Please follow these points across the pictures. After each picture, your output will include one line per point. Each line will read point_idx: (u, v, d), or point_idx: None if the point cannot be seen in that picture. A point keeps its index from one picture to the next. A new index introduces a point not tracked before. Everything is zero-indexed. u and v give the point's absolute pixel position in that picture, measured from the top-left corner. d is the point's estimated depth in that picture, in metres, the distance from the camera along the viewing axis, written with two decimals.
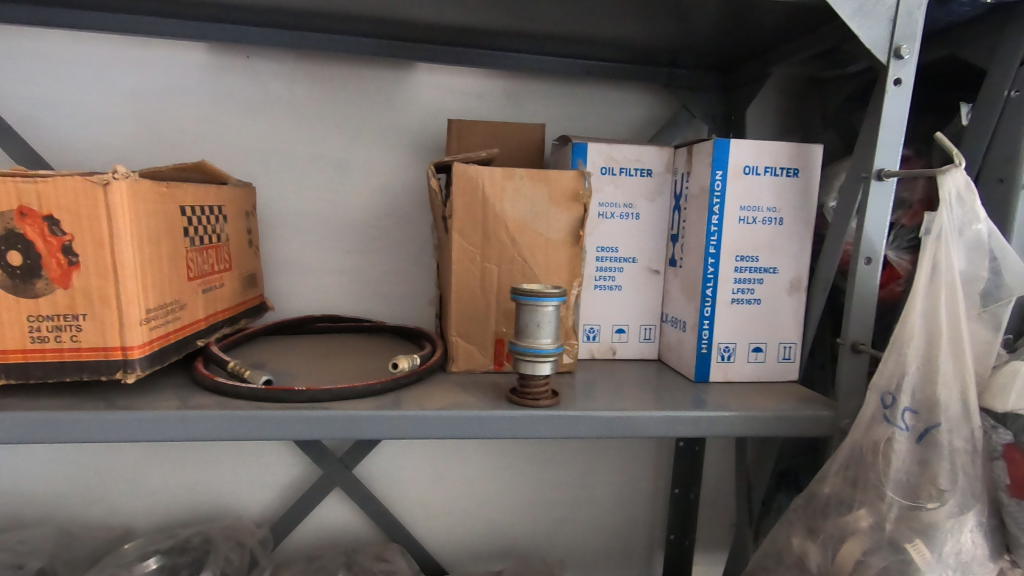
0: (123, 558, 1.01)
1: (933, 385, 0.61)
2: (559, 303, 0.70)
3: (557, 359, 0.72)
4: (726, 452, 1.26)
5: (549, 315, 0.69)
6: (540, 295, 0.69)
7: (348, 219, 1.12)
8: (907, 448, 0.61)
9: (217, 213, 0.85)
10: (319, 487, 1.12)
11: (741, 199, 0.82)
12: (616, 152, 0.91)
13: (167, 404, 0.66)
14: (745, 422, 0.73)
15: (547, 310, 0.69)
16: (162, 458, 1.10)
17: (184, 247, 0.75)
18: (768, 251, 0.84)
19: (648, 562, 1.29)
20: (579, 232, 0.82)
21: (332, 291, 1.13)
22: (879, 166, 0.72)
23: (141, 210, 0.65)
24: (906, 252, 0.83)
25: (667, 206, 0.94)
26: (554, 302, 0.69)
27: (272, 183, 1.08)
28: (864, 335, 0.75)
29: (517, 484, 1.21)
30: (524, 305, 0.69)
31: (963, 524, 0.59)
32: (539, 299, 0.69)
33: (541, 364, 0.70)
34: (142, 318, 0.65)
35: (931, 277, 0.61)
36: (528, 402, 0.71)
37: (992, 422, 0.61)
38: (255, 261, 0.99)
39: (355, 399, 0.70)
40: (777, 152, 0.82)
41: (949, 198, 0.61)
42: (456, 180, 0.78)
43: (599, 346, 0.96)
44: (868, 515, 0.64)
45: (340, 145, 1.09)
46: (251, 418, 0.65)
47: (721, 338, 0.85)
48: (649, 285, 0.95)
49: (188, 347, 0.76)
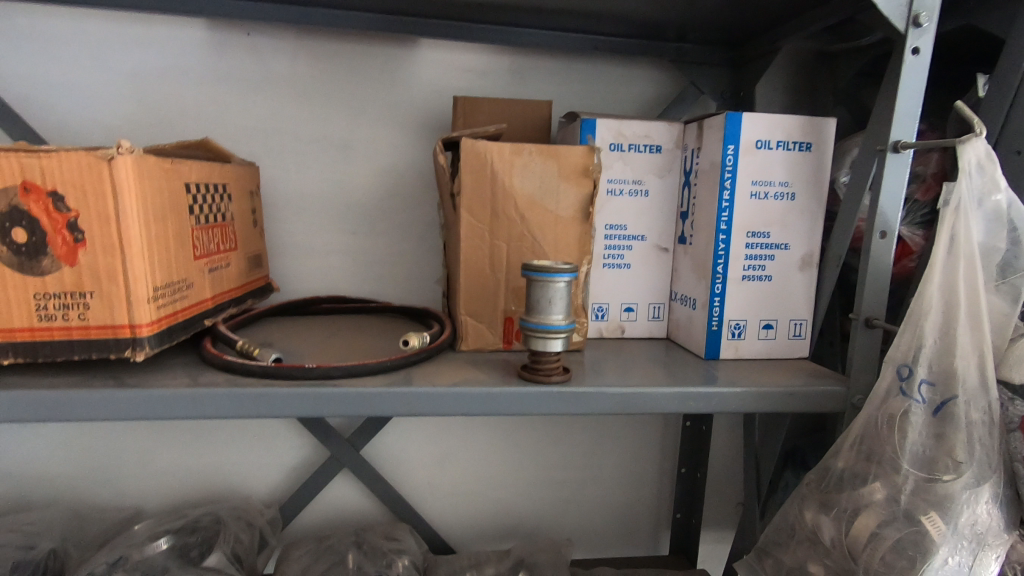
0: (134, 538, 0.99)
1: (951, 357, 0.60)
2: (571, 278, 0.69)
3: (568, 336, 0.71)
4: (732, 431, 1.26)
5: (560, 290, 0.69)
6: (550, 270, 0.68)
7: (353, 200, 1.10)
8: (923, 422, 0.61)
9: (222, 191, 0.84)
10: (327, 468, 1.12)
11: (753, 173, 0.81)
12: (625, 128, 0.90)
13: (176, 382, 0.65)
14: (757, 398, 0.73)
15: (558, 286, 0.69)
16: (170, 439, 1.10)
17: (190, 226, 0.74)
18: (779, 227, 0.83)
19: (655, 540, 1.30)
20: (588, 209, 0.81)
21: (338, 272, 1.12)
22: (895, 138, 0.71)
23: (146, 186, 0.64)
24: (919, 228, 0.83)
25: (676, 183, 0.93)
26: (564, 278, 0.69)
27: (275, 163, 1.07)
28: (878, 310, 0.74)
29: (524, 464, 1.22)
30: (535, 281, 0.69)
31: (979, 496, 0.58)
32: (550, 274, 0.68)
33: (552, 340, 0.69)
34: (149, 296, 0.64)
35: (949, 249, 0.60)
36: (539, 379, 0.71)
37: (1009, 395, 0.60)
38: (260, 241, 0.98)
39: (365, 377, 0.70)
40: (790, 125, 0.81)
41: (969, 168, 0.60)
42: (465, 155, 0.77)
43: (609, 325, 0.95)
44: (882, 488, 0.63)
45: (345, 125, 1.08)
46: (262, 396, 0.65)
47: (732, 315, 0.85)
48: (658, 263, 0.94)
49: (196, 327, 0.75)
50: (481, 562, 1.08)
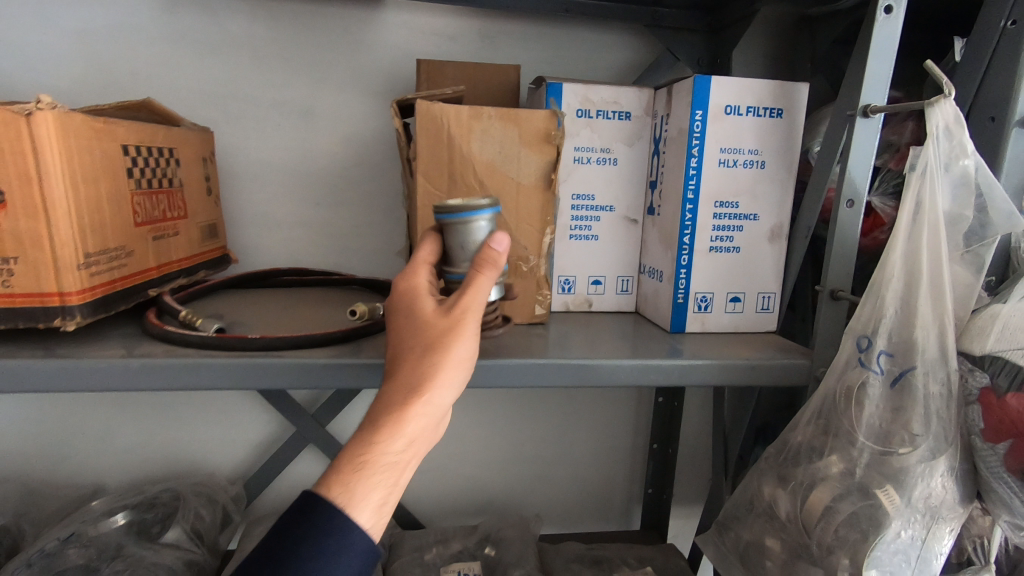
0: (90, 513, 0.97)
1: (911, 327, 0.59)
2: (491, 214, 0.61)
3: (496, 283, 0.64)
4: (705, 408, 1.25)
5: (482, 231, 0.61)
6: (467, 211, 0.60)
7: (315, 170, 1.06)
8: (881, 393, 0.60)
9: (168, 155, 0.80)
10: (292, 444, 1.10)
11: (721, 140, 0.78)
12: (592, 93, 0.86)
13: (110, 352, 0.62)
14: (720, 372, 0.71)
15: (479, 226, 0.60)
16: (129, 415, 1.07)
17: (129, 190, 0.70)
18: (748, 196, 0.81)
19: (626, 515, 1.30)
20: (550, 177, 0.78)
21: (300, 245, 1.09)
22: (865, 102, 0.68)
23: (73, 145, 0.60)
24: (891, 199, 0.80)
25: (646, 151, 0.90)
26: (485, 215, 0.61)
27: (233, 131, 1.02)
28: (844, 282, 0.72)
29: (494, 440, 1.20)
30: (451, 224, 0.60)
31: (933, 469, 0.57)
32: (468, 216, 0.60)
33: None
34: (79, 262, 0.61)
35: (913, 215, 0.58)
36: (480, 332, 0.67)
37: (969, 365, 0.58)
38: (215, 210, 0.94)
39: (312, 348, 0.67)
40: (760, 91, 0.78)
41: (936, 131, 0.57)
42: (420, 118, 0.73)
43: (574, 299, 0.93)
44: (838, 462, 0.62)
45: (306, 90, 1.03)
46: (200, 366, 0.62)
47: (698, 288, 0.82)
48: (626, 234, 0.92)
49: (138, 296, 0.72)
50: (447, 537, 1.07)
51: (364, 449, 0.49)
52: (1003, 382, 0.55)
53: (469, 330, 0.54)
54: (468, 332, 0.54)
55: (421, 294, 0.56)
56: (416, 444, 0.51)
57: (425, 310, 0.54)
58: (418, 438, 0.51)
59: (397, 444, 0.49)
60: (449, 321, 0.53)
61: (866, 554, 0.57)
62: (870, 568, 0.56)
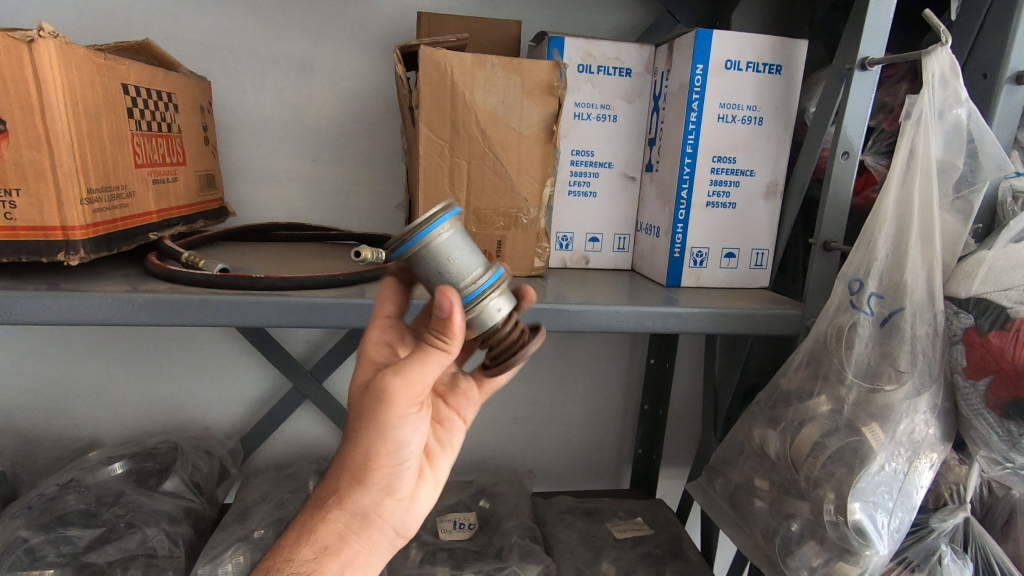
0: (88, 462, 0.98)
1: (901, 271, 0.61)
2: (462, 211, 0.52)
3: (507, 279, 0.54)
4: (696, 371, 1.28)
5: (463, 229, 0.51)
6: (440, 216, 0.48)
7: (311, 125, 1.05)
8: (870, 332, 0.63)
9: (166, 100, 0.79)
10: (288, 400, 1.11)
11: (721, 95, 0.79)
12: (594, 48, 0.87)
13: (115, 288, 0.63)
14: (715, 321, 0.73)
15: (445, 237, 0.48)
16: (124, 370, 1.07)
17: (129, 131, 0.70)
18: (746, 152, 0.82)
19: (616, 475, 1.33)
20: (553, 128, 0.78)
21: (297, 201, 1.08)
22: (863, 55, 0.69)
23: (74, 79, 0.59)
24: (883, 158, 0.80)
25: (646, 109, 0.91)
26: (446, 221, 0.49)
27: (227, 83, 1.00)
28: (836, 234, 0.75)
29: (488, 400, 1.22)
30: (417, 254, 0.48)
31: (917, 406, 0.60)
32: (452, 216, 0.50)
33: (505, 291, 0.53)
34: (82, 197, 0.61)
35: (907, 162, 0.60)
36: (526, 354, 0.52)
37: (954, 309, 0.61)
38: (213, 161, 0.93)
39: (316, 290, 0.68)
40: (761, 46, 0.79)
41: (932, 80, 0.59)
42: (424, 65, 0.73)
43: (572, 255, 0.94)
44: (827, 402, 0.65)
45: (302, 43, 1.01)
46: (205, 302, 0.63)
47: (694, 243, 0.84)
48: (624, 192, 0.93)
49: (139, 239, 0.72)
50: (442, 491, 1.08)
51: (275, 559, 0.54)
52: (985, 323, 0.58)
53: (376, 429, 0.51)
54: (376, 433, 0.51)
55: (361, 368, 0.57)
56: (329, 552, 0.53)
57: (354, 394, 0.55)
58: (328, 544, 0.53)
59: (305, 553, 0.53)
60: (355, 419, 0.52)
61: (850, 485, 0.59)
62: (854, 499, 0.59)
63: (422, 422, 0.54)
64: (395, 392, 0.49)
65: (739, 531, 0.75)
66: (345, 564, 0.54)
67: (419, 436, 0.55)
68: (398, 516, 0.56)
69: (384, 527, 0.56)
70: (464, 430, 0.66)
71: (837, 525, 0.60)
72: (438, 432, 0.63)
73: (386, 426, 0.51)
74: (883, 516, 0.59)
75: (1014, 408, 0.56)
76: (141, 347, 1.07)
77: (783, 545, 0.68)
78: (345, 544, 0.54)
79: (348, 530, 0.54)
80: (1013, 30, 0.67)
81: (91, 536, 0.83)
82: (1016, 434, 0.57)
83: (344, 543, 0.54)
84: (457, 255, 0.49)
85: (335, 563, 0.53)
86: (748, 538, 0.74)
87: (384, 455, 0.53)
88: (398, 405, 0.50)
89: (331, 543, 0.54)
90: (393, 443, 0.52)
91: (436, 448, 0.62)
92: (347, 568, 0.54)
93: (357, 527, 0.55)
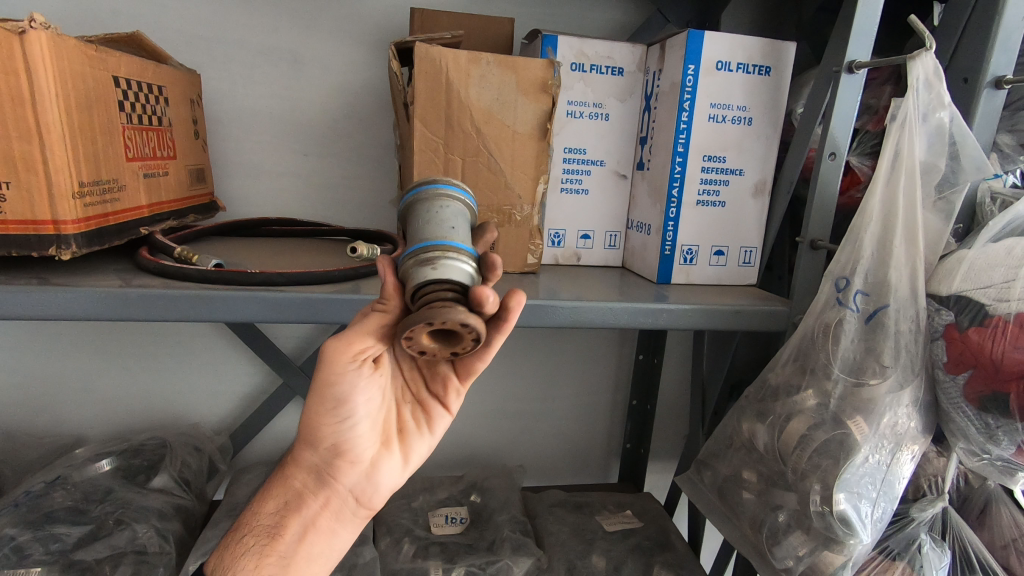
0: (74, 459, 0.97)
1: (886, 269, 0.63)
2: (463, 195, 0.49)
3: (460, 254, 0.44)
4: (683, 366, 1.30)
5: (455, 208, 0.48)
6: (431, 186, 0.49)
7: (302, 120, 1.04)
8: (856, 328, 0.65)
9: (157, 93, 0.78)
10: (278, 396, 1.11)
11: (712, 95, 0.81)
12: (586, 47, 0.87)
13: (108, 283, 0.62)
14: (704, 318, 0.75)
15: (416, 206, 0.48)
16: (110, 366, 1.06)
17: (120, 123, 0.69)
18: (735, 151, 0.83)
19: (605, 469, 1.35)
20: (546, 126, 0.79)
21: (287, 196, 1.07)
22: (850, 58, 0.71)
23: (66, 71, 0.59)
24: (868, 158, 0.82)
25: (637, 108, 0.92)
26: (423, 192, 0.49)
27: (217, 76, 0.99)
28: (822, 232, 0.77)
29: (478, 395, 1.23)
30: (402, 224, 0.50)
31: (901, 399, 0.62)
32: (433, 188, 0.49)
33: (457, 265, 0.43)
34: (73, 190, 0.60)
35: (892, 163, 0.62)
36: (422, 322, 0.39)
37: (936, 306, 0.63)
38: (202, 155, 0.92)
39: (310, 285, 0.68)
40: (751, 48, 0.80)
41: (916, 84, 0.61)
42: (418, 61, 0.73)
43: (564, 252, 0.95)
44: (814, 396, 0.67)
45: (293, 37, 1.00)
46: (199, 298, 0.62)
47: (684, 240, 0.85)
48: (616, 189, 0.94)
49: (130, 233, 0.71)
50: (433, 486, 1.09)
51: (253, 510, 0.61)
52: (965, 319, 0.60)
53: (314, 396, 0.54)
54: (315, 402, 0.54)
55: None
56: (290, 509, 0.58)
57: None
58: (289, 501, 0.58)
59: (270, 508, 0.59)
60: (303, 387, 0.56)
61: (836, 476, 0.61)
62: (840, 490, 0.61)
63: (366, 386, 0.54)
64: (328, 361, 0.52)
65: (726, 522, 0.77)
66: (304, 524, 0.58)
67: (365, 404, 0.55)
68: (354, 483, 0.58)
69: (342, 491, 0.58)
70: (449, 417, 0.61)
71: (823, 516, 0.62)
72: (417, 414, 0.60)
73: (323, 388, 0.53)
74: (867, 506, 0.61)
75: (992, 401, 0.58)
76: (128, 342, 1.06)
77: (770, 535, 0.70)
78: (303, 503, 0.58)
79: (306, 489, 0.58)
80: (993, 36, 0.69)
81: (80, 533, 0.82)
82: (993, 426, 0.59)
83: (303, 503, 0.58)
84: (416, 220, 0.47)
85: (297, 522, 0.58)
86: (735, 529, 0.76)
87: (326, 422, 0.55)
88: (333, 375, 0.52)
89: (293, 500, 0.59)
90: (333, 408, 0.54)
91: (409, 427, 0.59)
92: (308, 531, 0.58)
93: (314, 487, 0.58)
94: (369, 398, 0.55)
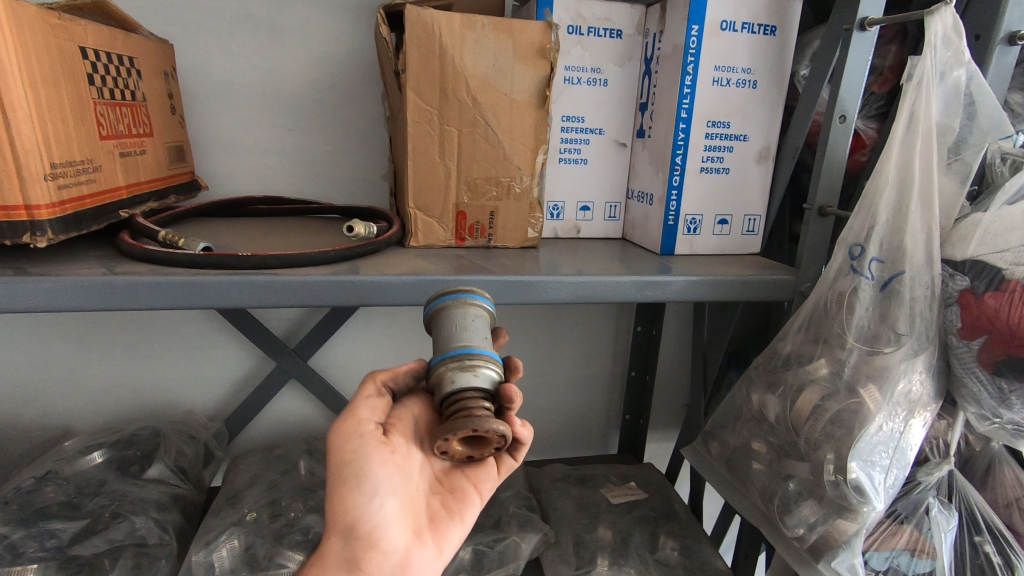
0: (65, 452, 0.94)
1: (901, 235, 0.62)
2: (493, 309, 0.53)
3: (474, 365, 0.47)
4: (681, 335, 1.29)
5: (476, 314, 0.51)
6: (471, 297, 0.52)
7: (284, 92, 0.98)
8: (870, 296, 0.64)
9: (127, 66, 0.73)
10: (273, 380, 1.08)
11: (716, 57, 0.77)
12: (583, 9, 0.83)
13: (90, 270, 0.59)
14: (712, 289, 0.73)
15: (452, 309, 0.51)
16: (93, 355, 1.02)
17: (91, 99, 0.64)
18: (740, 116, 0.81)
19: (604, 441, 1.35)
20: (544, 93, 0.75)
21: (272, 173, 1.02)
22: (863, 15, 0.68)
23: (27, 41, 0.54)
24: (873, 121, 0.81)
25: (636, 73, 0.88)
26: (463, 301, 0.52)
27: (190, 47, 0.93)
28: (830, 199, 0.75)
29: None
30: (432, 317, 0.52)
31: (914, 367, 0.61)
32: (460, 296, 0.52)
33: (481, 371, 0.47)
34: (45, 172, 0.56)
35: (909, 126, 0.61)
36: (467, 429, 0.43)
37: (950, 271, 0.62)
38: (180, 131, 0.87)
39: (305, 267, 0.65)
40: (756, 7, 0.77)
41: (935, 41, 0.59)
42: (410, 26, 0.69)
43: (563, 225, 0.92)
44: (827, 364, 0.67)
45: (270, 3, 0.94)
46: (187, 284, 0.59)
47: (688, 210, 0.83)
48: (615, 158, 0.91)
49: (109, 216, 0.68)
50: None
51: None
52: (981, 284, 0.59)
53: (340, 475, 0.52)
54: (341, 475, 0.51)
55: None
56: None
57: None
58: None
59: None
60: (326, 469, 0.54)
61: (850, 446, 0.61)
62: (854, 459, 0.61)
63: (388, 461, 0.53)
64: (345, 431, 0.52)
65: (735, 491, 0.78)
66: None
67: (389, 476, 0.53)
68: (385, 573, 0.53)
69: None
70: (479, 505, 0.61)
71: (838, 485, 0.62)
72: (446, 501, 0.59)
73: (343, 463, 0.51)
74: (880, 474, 0.61)
75: (1006, 365, 0.58)
76: (111, 331, 1.02)
77: (782, 505, 0.70)
78: None
79: None
80: None
81: (76, 528, 0.80)
82: (1006, 390, 0.59)
83: None
84: (453, 321, 0.50)
85: None
86: (744, 498, 0.77)
87: (355, 502, 0.52)
88: (355, 446, 0.52)
89: None
90: (358, 485, 0.51)
91: (442, 515, 0.58)
92: None
93: None
94: (392, 474, 0.53)
